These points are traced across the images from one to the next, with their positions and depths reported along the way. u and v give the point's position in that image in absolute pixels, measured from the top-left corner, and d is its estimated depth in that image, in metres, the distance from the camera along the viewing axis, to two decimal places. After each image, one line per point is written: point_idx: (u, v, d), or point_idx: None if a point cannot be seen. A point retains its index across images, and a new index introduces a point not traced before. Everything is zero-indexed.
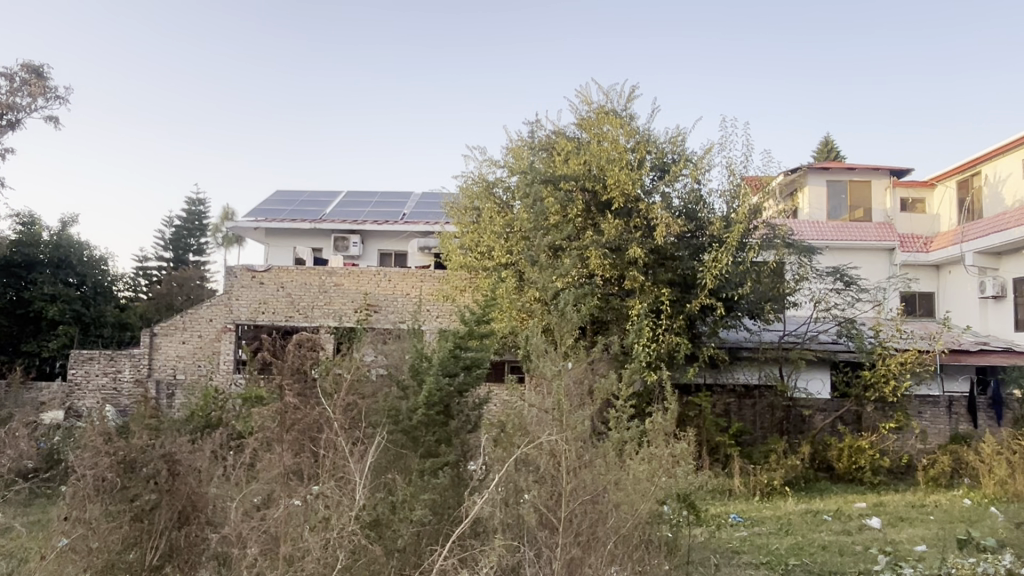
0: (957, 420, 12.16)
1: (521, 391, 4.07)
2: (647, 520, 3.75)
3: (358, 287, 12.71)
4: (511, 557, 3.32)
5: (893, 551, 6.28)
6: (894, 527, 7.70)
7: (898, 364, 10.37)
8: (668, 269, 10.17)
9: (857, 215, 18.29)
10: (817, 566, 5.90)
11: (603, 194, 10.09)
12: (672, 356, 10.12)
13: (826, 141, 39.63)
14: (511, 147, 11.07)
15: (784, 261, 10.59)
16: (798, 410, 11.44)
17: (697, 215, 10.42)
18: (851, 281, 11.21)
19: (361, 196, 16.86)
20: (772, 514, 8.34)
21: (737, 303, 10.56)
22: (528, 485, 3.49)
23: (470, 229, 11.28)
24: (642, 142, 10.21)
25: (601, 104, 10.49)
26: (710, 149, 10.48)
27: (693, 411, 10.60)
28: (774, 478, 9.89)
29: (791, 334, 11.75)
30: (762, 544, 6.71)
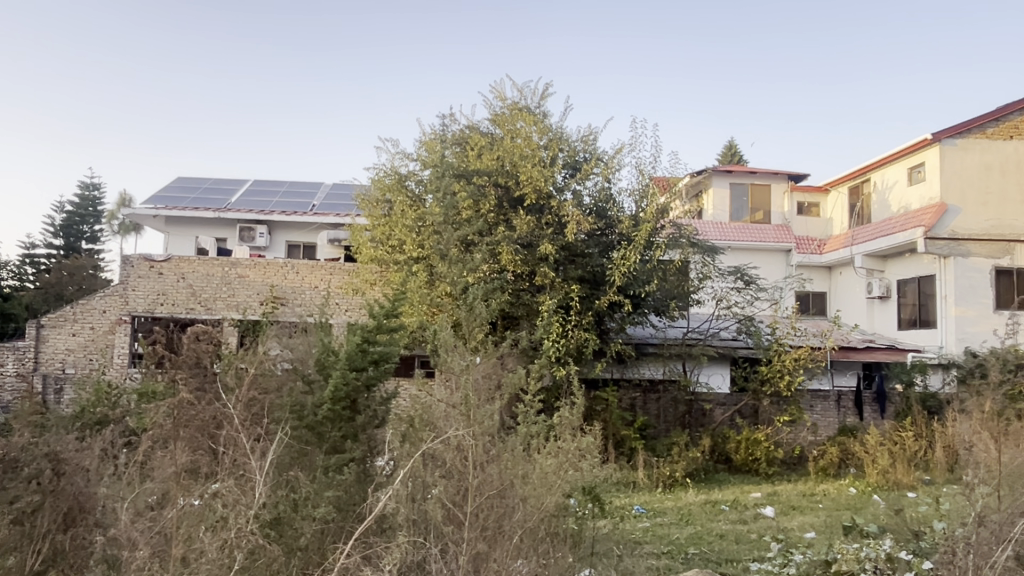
0: (845, 413, 12.87)
1: (430, 386, 4.04)
2: (553, 512, 3.74)
3: (264, 278, 12.33)
4: (415, 553, 3.33)
5: (784, 539, 6.58)
6: (785, 516, 8.07)
7: (793, 360, 10.87)
8: (579, 266, 10.33)
9: (757, 217, 19.12)
10: (715, 554, 6.12)
11: (515, 190, 10.20)
12: (581, 352, 10.27)
13: (731, 146, 41.36)
14: (424, 140, 10.95)
15: (688, 260, 10.91)
16: (699, 404, 11.86)
17: (606, 213, 10.63)
18: (751, 281, 11.66)
19: (268, 186, 16.38)
20: (673, 505, 8.61)
21: (643, 300, 10.82)
22: (435, 481, 3.51)
23: (381, 223, 11.12)
24: (555, 140, 10.34)
25: (515, 100, 10.58)
26: (621, 149, 10.71)
27: (600, 405, 10.85)
28: (676, 470, 10.20)
29: (694, 331, 12.11)
30: (663, 534, 6.92)
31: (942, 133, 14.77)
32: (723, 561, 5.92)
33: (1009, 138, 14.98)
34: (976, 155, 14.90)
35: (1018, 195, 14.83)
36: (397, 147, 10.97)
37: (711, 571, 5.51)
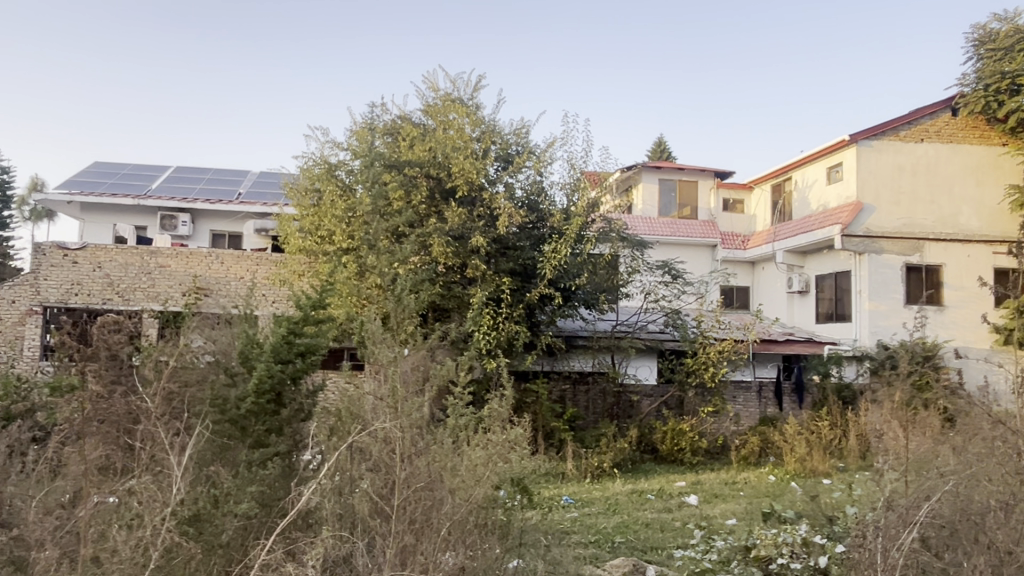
0: (765, 403, 13.31)
1: (360, 379, 3.91)
2: (481, 504, 3.71)
3: (186, 269, 11.97)
4: (341, 548, 3.31)
5: (706, 526, 6.78)
6: (708, 504, 8.29)
7: (717, 352, 11.22)
8: (510, 258, 10.36)
9: (685, 213, 19.58)
10: (640, 542, 6.25)
11: (447, 181, 10.11)
12: (511, 344, 10.30)
13: (661, 143, 42.32)
14: (354, 129, 10.75)
15: (618, 254, 11.11)
16: (627, 395, 12.09)
17: (538, 207, 10.70)
18: (678, 274, 11.91)
19: (191, 172, 15.87)
20: (601, 494, 8.76)
21: (574, 293, 10.92)
22: (362, 475, 3.48)
23: (310, 213, 10.90)
24: (487, 132, 10.33)
25: (447, 91, 10.51)
26: (553, 143, 10.79)
27: (530, 398, 10.93)
28: (604, 460, 10.36)
29: (623, 324, 12.25)
30: (591, 524, 7.01)
31: (859, 134, 15.33)
32: (649, 549, 6.06)
33: (919, 141, 15.60)
34: (890, 156, 15.48)
35: (927, 195, 15.51)
36: (327, 135, 10.77)
37: (637, 559, 5.64)
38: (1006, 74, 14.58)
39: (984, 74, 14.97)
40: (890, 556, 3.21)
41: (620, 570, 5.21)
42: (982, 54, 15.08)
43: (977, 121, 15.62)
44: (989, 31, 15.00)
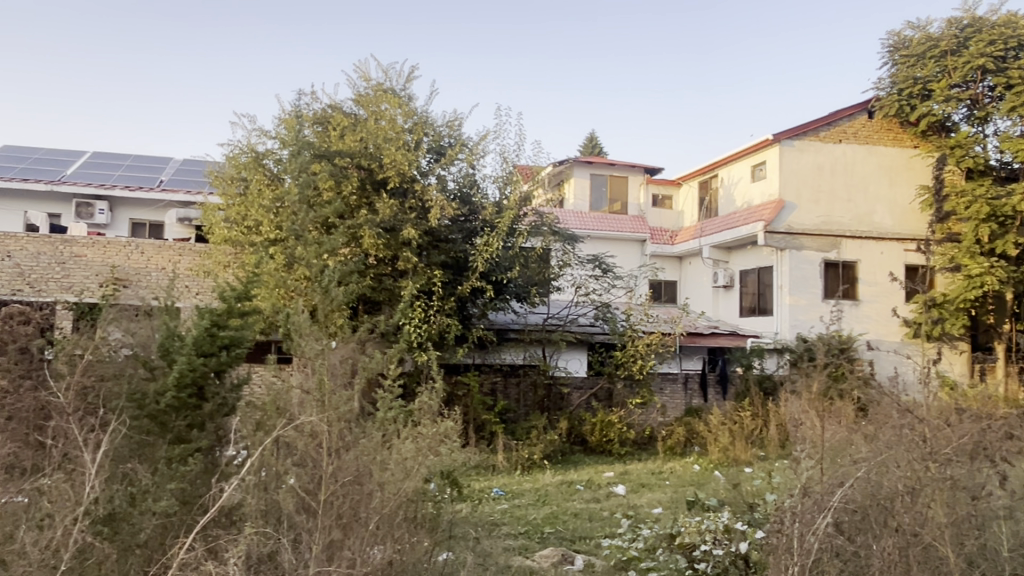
0: (691, 395, 13.68)
1: (286, 372, 3.83)
2: (411, 496, 3.69)
3: (103, 259, 11.50)
4: (264, 545, 3.25)
5: (633, 515, 6.92)
6: (635, 493, 8.47)
7: (645, 345, 11.47)
8: (441, 251, 10.33)
9: (615, 208, 19.90)
10: (569, 533, 6.33)
11: (378, 172, 9.99)
12: (443, 337, 10.27)
13: (592, 138, 42.88)
14: (282, 118, 10.50)
15: (550, 248, 11.13)
16: (557, 388, 12.17)
17: (470, 199, 10.67)
18: (608, 268, 12.06)
19: (109, 158, 15.24)
20: (532, 486, 8.82)
21: (505, 286, 10.97)
22: (287, 470, 3.44)
23: (236, 202, 10.64)
24: (420, 123, 10.27)
25: (379, 81, 10.40)
26: (485, 136, 10.79)
27: (461, 390, 10.92)
28: (534, 452, 10.43)
29: (554, 317, 12.33)
30: (520, 515, 7.07)
31: (782, 134, 15.81)
32: (576, 539, 6.14)
33: (838, 142, 16.19)
34: (811, 156, 16.04)
35: (846, 194, 16.10)
36: (255, 123, 10.51)
37: (565, 549, 5.73)
38: (917, 80, 15.34)
39: (897, 79, 15.71)
40: (806, 540, 3.35)
41: (549, 560, 5.31)
42: (895, 60, 15.82)
43: (891, 123, 16.35)
44: (903, 38, 15.75)
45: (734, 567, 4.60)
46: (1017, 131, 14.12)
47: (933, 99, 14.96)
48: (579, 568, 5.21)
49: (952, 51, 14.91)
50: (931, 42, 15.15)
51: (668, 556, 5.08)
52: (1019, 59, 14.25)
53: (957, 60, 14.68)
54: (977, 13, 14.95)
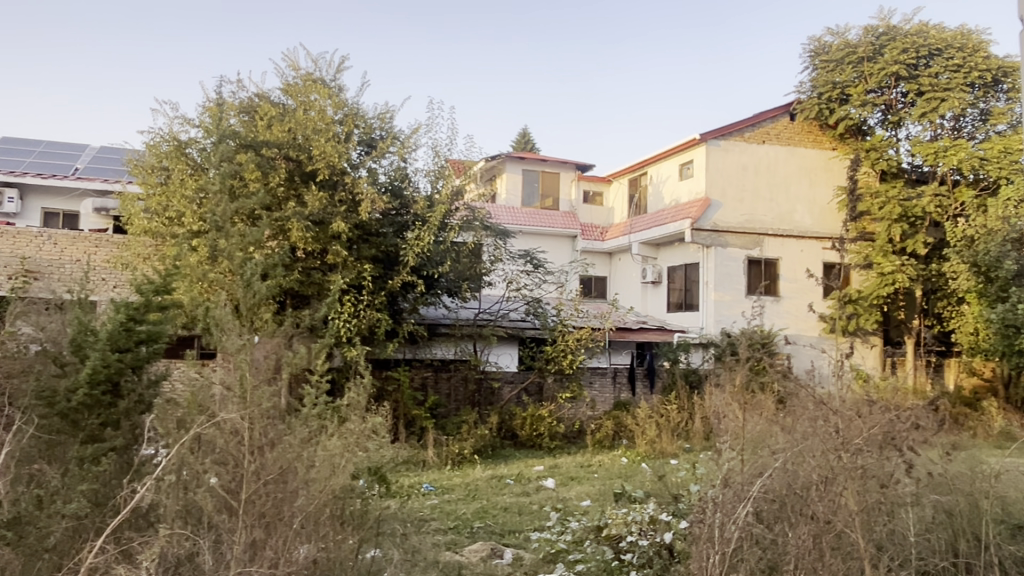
0: (620, 388, 13.81)
1: (207, 368, 3.71)
2: (339, 493, 3.63)
3: (13, 249, 10.94)
4: (181, 546, 3.16)
5: (562, 508, 7.00)
6: (564, 486, 8.56)
7: (575, 339, 11.64)
8: (372, 245, 10.20)
9: (547, 204, 20.15)
10: (498, 527, 6.36)
11: (307, 164, 9.81)
12: (373, 332, 10.16)
13: (524, 133, 43.05)
14: (205, 106, 10.15)
15: (481, 243, 11.13)
16: (488, 382, 12.13)
17: (402, 193, 10.54)
18: (539, 264, 12.12)
19: (18, 144, 14.49)
20: (462, 481, 8.82)
21: (437, 281, 10.91)
22: (208, 468, 3.31)
23: (157, 192, 10.26)
24: (350, 115, 10.11)
25: (308, 71, 10.17)
26: (417, 129, 10.71)
27: (392, 385, 10.83)
28: (465, 447, 10.41)
29: (485, 312, 12.29)
30: (450, 510, 7.07)
31: (708, 133, 16.17)
32: (506, 532, 6.17)
33: (762, 143, 16.68)
34: (735, 156, 16.47)
35: (768, 193, 16.60)
36: (177, 110, 10.14)
37: (495, 543, 5.74)
38: (836, 84, 15.93)
39: (817, 83, 16.23)
40: (726, 529, 3.44)
41: (478, 555, 5.31)
42: (815, 64, 16.35)
43: (811, 126, 16.91)
44: (823, 44, 16.30)
45: (659, 556, 4.66)
46: (927, 136, 14.88)
47: (851, 104, 15.58)
48: (508, 561, 5.23)
49: (868, 58, 15.53)
50: (849, 48, 15.75)
51: (595, 548, 5.13)
52: (930, 67, 14.94)
53: (873, 66, 15.31)
54: (892, 22, 15.60)
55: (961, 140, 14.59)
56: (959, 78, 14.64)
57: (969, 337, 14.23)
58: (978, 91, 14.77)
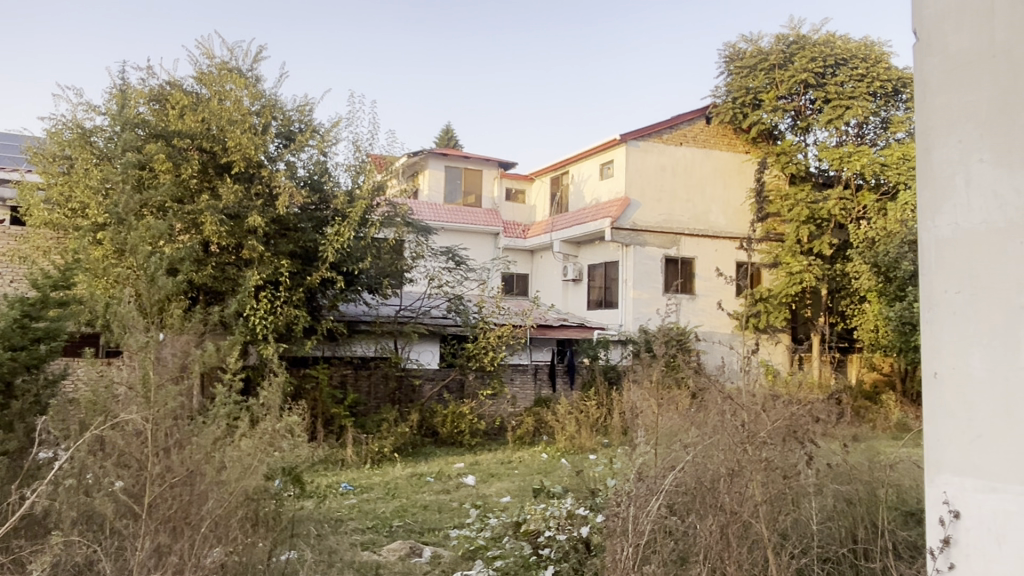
0: (540, 385, 13.95)
1: (109, 368, 3.55)
2: (252, 495, 3.53)
3: None
4: (79, 553, 3.01)
5: (481, 505, 7.01)
6: (485, 483, 8.57)
7: (496, 337, 11.67)
8: (290, 240, 9.99)
9: (469, 201, 20.23)
10: (417, 525, 6.31)
11: (222, 156, 9.51)
12: (290, 329, 9.93)
13: (447, 129, 42.88)
14: (110, 92, 9.67)
15: (403, 239, 11.10)
16: (409, 380, 12.02)
17: (321, 187, 10.36)
18: (461, 261, 12.11)
19: None
20: (381, 480, 8.71)
21: (357, 277, 10.78)
22: (111, 473, 3.16)
23: (58, 182, 9.72)
24: (267, 107, 9.86)
25: (223, 59, 9.83)
26: (337, 123, 10.51)
27: (309, 384, 10.58)
28: (384, 446, 10.30)
29: (406, 308, 12.22)
30: (369, 509, 6.98)
31: (628, 134, 16.46)
32: (425, 531, 6.14)
33: (679, 145, 17.09)
34: (654, 157, 16.83)
35: (685, 194, 17.05)
36: (81, 96, 9.65)
37: (414, 542, 5.70)
38: (749, 90, 16.51)
39: (732, 88, 16.82)
40: (639, 522, 3.51)
41: (397, 554, 5.26)
42: (730, 70, 16.93)
43: (725, 129, 17.46)
44: (738, 50, 16.85)
45: (575, 550, 4.71)
46: (833, 142, 15.56)
47: (762, 109, 16.17)
48: (426, 560, 5.19)
49: (779, 65, 16.13)
50: (761, 55, 16.33)
51: (513, 544, 5.16)
52: (836, 76, 15.64)
53: (783, 73, 15.92)
54: (802, 31, 16.24)
55: (864, 147, 15.34)
56: (862, 87, 15.38)
57: (869, 334, 14.96)
58: (879, 99, 15.55)
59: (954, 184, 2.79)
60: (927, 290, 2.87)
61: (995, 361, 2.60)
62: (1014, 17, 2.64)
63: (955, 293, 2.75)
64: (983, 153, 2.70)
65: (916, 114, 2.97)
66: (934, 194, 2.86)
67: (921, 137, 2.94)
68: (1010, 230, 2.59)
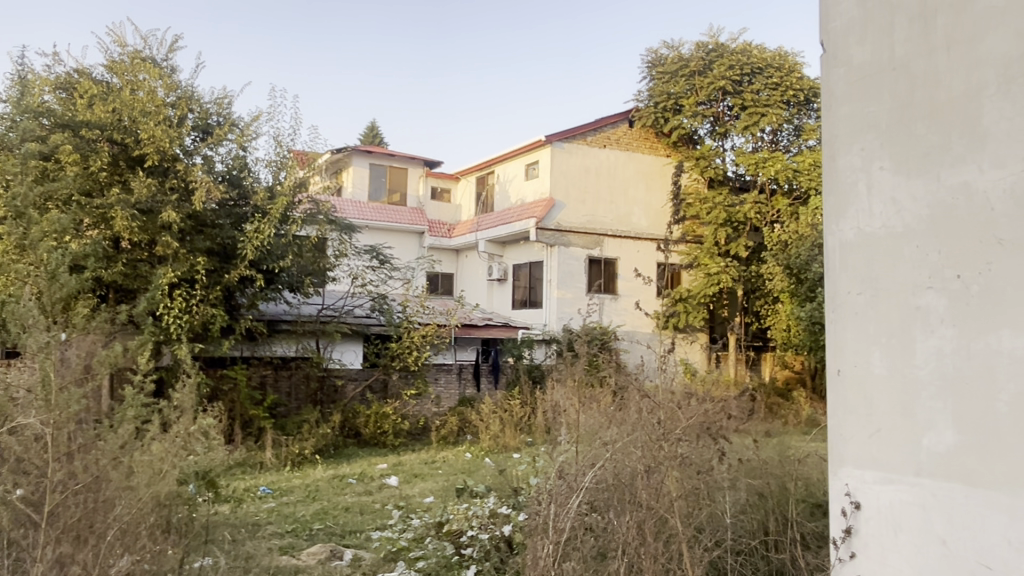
0: (465, 384, 13.93)
1: (6, 372, 3.37)
2: (164, 500, 3.40)
3: None
4: None
5: (404, 506, 6.95)
6: (408, 484, 8.51)
7: (421, 337, 11.65)
8: (206, 237, 9.67)
9: (394, 199, 20.10)
10: (339, 527, 6.22)
11: (134, 149, 9.14)
12: (207, 328, 9.61)
13: (372, 127, 42.37)
14: (12, 78, 9.15)
15: (325, 237, 10.88)
16: (331, 380, 11.80)
17: (240, 183, 10.08)
18: (385, 260, 12.00)
19: None
20: (301, 482, 8.53)
21: (278, 276, 10.52)
22: (11, 482, 3.02)
23: None
24: (183, 98, 9.52)
25: (136, 48, 9.46)
26: (258, 117, 10.25)
27: (227, 385, 10.29)
28: (305, 447, 10.09)
29: (328, 308, 12.02)
30: (288, 512, 6.81)
31: (552, 136, 16.63)
32: (346, 533, 6.05)
33: (603, 147, 17.33)
34: (579, 159, 17.02)
35: (608, 196, 17.32)
36: None
37: (334, 545, 5.60)
38: (671, 95, 16.93)
39: (654, 93, 17.21)
40: (560, 519, 3.56)
41: (316, 558, 5.16)
42: (653, 75, 17.32)
43: (648, 133, 17.81)
44: (660, 56, 17.23)
45: (497, 550, 4.74)
46: (750, 147, 16.08)
47: (683, 114, 16.60)
48: (347, 562, 5.11)
49: (699, 72, 16.59)
50: (682, 61, 16.76)
51: (435, 544, 5.14)
52: (752, 84, 16.18)
53: (703, 80, 16.36)
54: (720, 40, 16.72)
55: (778, 153, 15.91)
56: (777, 96, 15.96)
57: (782, 333, 15.53)
58: (792, 108, 16.18)
59: (857, 190, 2.92)
60: (832, 291, 3.00)
61: (893, 360, 2.74)
62: (911, 33, 2.77)
63: (857, 294, 2.89)
64: (884, 160, 2.84)
65: (824, 122, 3.10)
66: (839, 199, 2.99)
67: (828, 145, 3.07)
68: (907, 234, 2.73)
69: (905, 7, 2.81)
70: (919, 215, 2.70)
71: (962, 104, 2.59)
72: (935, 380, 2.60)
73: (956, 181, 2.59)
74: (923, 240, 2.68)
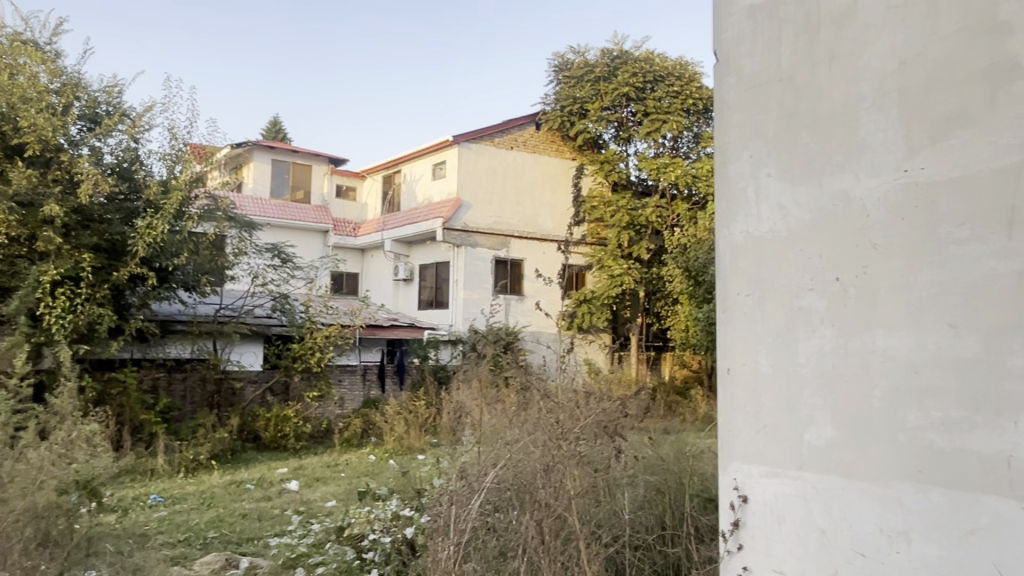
0: (369, 386, 13.74)
1: None
2: (43, 512, 3.19)
3: None
4: None
5: (305, 511, 6.77)
6: (309, 488, 8.32)
7: (323, 337, 11.41)
8: (93, 233, 9.11)
9: (298, 197, 19.63)
10: (235, 535, 6.00)
11: (13, 137, 8.54)
12: (93, 329, 9.07)
13: (275, 122, 41.27)
14: None
15: (223, 234, 10.50)
16: (228, 383, 11.37)
17: (131, 175, 9.59)
18: (287, 258, 11.68)
19: None
20: (195, 489, 8.17)
21: (171, 275, 10.09)
22: None
23: None
24: (69, 85, 9.01)
25: (16, 30, 8.88)
26: (151, 107, 9.78)
27: (115, 388, 9.74)
28: (200, 453, 9.68)
29: (226, 308, 11.57)
30: (180, 521, 6.51)
31: (460, 137, 16.61)
32: (243, 541, 5.84)
33: (510, 149, 17.41)
34: (486, 159, 17.06)
35: (515, 197, 17.45)
36: None
37: (230, 553, 5.41)
38: (576, 99, 17.23)
39: (560, 97, 17.48)
40: (460, 521, 3.56)
41: (210, 568, 4.97)
42: (560, 79, 17.61)
43: (554, 136, 18.04)
44: (566, 60, 17.52)
45: (399, 552, 4.68)
46: (651, 153, 16.54)
47: (588, 118, 16.92)
48: (243, 570, 4.94)
49: (604, 78, 16.98)
50: (588, 67, 17.12)
51: (336, 549, 5.02)
52: (654, 92, 16.67)
53: (607, 86, 16.75)
54: (624, 47, 17.16)
55: (678, 159, 16.43)
56: (677, 104, 16.50)
57: (681, 333, 16.04)
58: (692, 116, 16.76)
59: (746, 196, 3.05)
60: (723, 292, 3.13)
61: (778, 358, 2.87)
62: (796, 46, 2.91)
63: (746, 295, 3.01)
64: (771, 168, 2.97)
65: (716, 130, 3.23)
66: (729, 204, 3.12)
67: (720, 152, 3.20)
68: (791, 238, 2.86)
69: (790, 21, 2.95)
70: (802, 220, 2.83)
71: (842, 117, 2.74)
72: (816, 378, 2.73)
73: (836, 188, 2.74)
74: (805, 245, 2.82)
